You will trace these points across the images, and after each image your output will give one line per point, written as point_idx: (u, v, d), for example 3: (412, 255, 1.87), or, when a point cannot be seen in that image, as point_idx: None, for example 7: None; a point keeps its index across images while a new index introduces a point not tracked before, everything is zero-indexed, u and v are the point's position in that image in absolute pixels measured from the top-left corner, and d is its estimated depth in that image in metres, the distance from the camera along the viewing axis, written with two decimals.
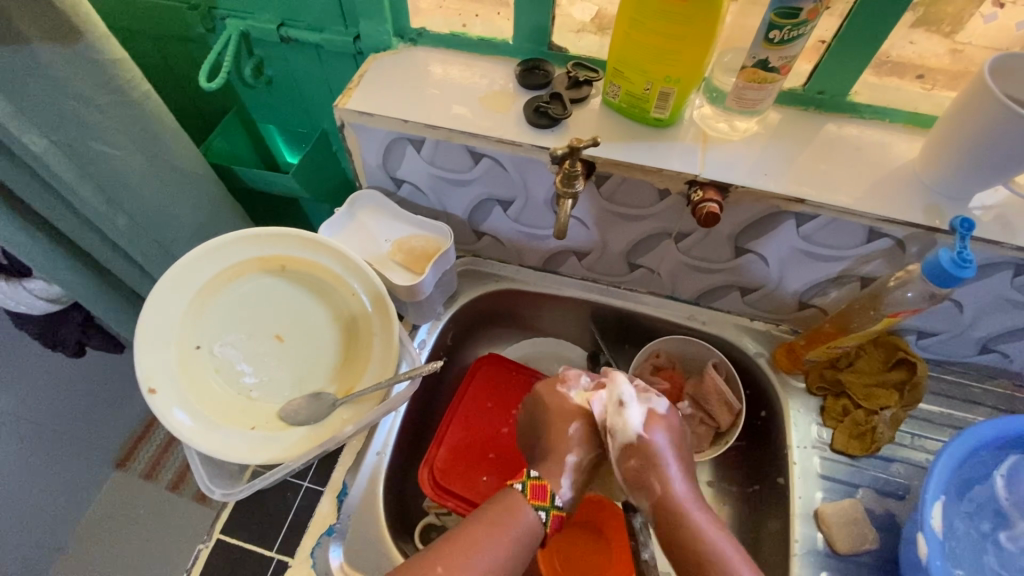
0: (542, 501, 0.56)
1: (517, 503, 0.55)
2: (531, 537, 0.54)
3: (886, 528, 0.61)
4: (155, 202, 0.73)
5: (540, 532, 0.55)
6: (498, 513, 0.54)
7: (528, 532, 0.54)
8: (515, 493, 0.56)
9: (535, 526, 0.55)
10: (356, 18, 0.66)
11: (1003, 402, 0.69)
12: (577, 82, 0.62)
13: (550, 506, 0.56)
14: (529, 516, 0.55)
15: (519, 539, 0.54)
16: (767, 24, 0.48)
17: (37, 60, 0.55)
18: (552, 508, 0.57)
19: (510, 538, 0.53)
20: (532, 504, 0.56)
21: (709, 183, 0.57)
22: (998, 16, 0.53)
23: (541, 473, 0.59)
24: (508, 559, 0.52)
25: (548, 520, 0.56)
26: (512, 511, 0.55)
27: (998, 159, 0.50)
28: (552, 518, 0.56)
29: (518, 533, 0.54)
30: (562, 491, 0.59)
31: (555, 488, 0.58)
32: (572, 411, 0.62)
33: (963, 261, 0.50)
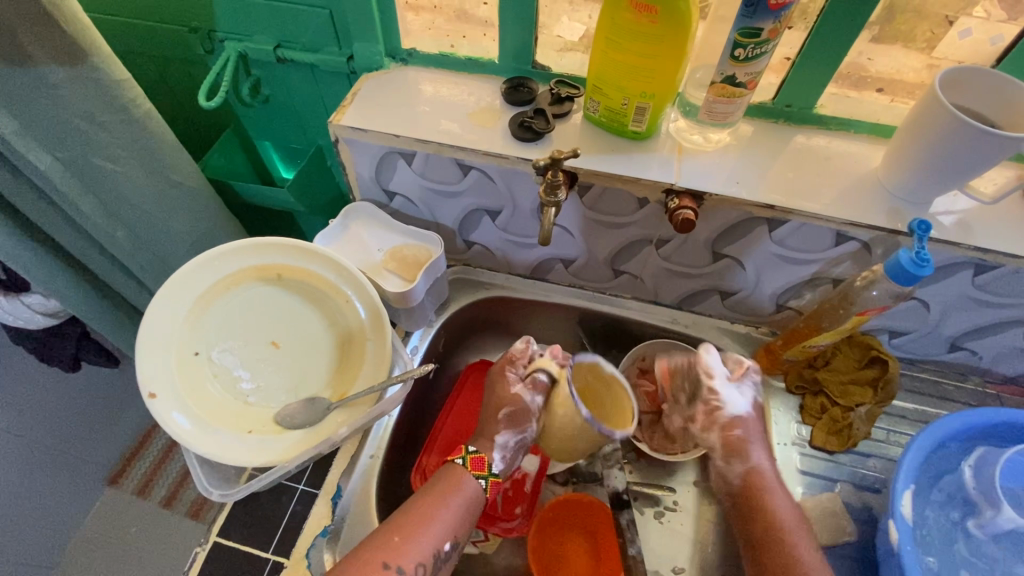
0: (482, 470, 0.59)
1: (456, 472, 0.59)
2: (474, 503, 0.58)
3: (864, 520, 0.64)
4: (154, 216, 0.75)
5: (479, 498, 0.59)
6: (439, 490, 0.57)
7: (470, 496, 0.58)
8: (456, 467, 0.59)
9: (475, 493, 0.58)
10: (350, 40, 0.70)
11: (975, 398, 0.72)
12: (560, 98, 0.65)
13: (489, 475, 0.59)
14: (467, 485, 0.58)
15: (460, 506, 0.57)
16: (732, 43, 0.52)
17: (44, 81, 0.57)
18: (491, 477, 0.60)
19: (448, 503, 0.57)
20: (474, 474, 0.59)
21: (685, 192, 0.60)
22: (972, 32, 0.57)
23: (480, 446, 0.61)
24: (454, 524, 0.56)
25: (490, 487, 0.59)
26: (451, 482, 0.58)
27: (953, 166, 0.53)
28: (495, 485, 0.60)
29: (458, 499, 0.57)
30: (496, 461, 0.60)
31: (493, 457, 0.60)
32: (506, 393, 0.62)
33: (921, 260, 0.53)
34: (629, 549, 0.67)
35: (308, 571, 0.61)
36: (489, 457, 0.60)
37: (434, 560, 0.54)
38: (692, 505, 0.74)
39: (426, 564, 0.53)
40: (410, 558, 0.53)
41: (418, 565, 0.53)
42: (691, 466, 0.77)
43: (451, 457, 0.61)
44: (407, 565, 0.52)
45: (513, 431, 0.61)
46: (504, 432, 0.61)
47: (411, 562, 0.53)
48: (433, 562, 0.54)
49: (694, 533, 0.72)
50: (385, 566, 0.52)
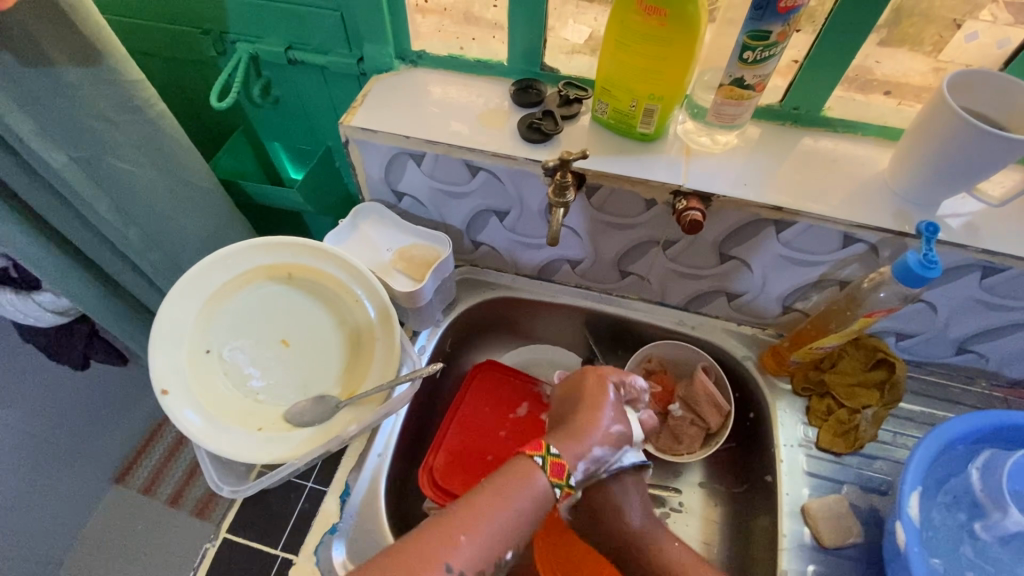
0: (559, 480, 0.55)
1: (527, 470, 0.54)
2: (544, 513, 0.54)
3: (871, 522, 0.63)
4: (165, 215, 0.76)
5: (548, 507, 0.55)
6: (509, 485, 0.53)
7: (542, 509, 0.54)
8: (527, 460, 0.55)
9: (549, 507, 0.54)
10: (361, 42, 0.70)
11: (982, 401, 0.72)
12: (568, 100, 0.66)
13: (547, 454, 0.55)
14: (540, 485, 0.54)
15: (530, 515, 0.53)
16: (741, 46, 0.52)
17: (61, 82, 0.58)
18: (565, 487, 0.55)
19: (515, 506, 0.52)
20: (551, 483, 0.54)
21: (692, 193, 0.60)
22: (978, 36, 0.57)
23: (562, 450, 0.56)
24: (519, 536, 0.53)
25: (563, 499, 0.55)
26: (521, 476, 0.54)
27: (962, 169, 0.54)
28: (566, 495, 0.56)
29: (531, 509, 0.53)
30: (577, 472, 0.56)
31: (573, 468, 0.56)
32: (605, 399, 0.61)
33: (929, 262, 0.53)
34: None
35: (315, 569, 0.61)
36: (570, 466, 0.56)
37: (492, 565, 0.51)
38: (697, 507, 0.75)
39: (483, 571, 0.51)
40: (470, 562, 0.50)
41: (475, 571, 0.50)
42: (697, 467, 0.77)
43: (526, 449, 0.56)
44: (465, 566, 0.49)
45: (612, 447, 0.58)
46: (600, 445, 0.58)
47: (470, 565, 0.50)
48: (490, 567, 0.51)
49: (699, 534, 0.73)
50: (443, 567, 0.48)
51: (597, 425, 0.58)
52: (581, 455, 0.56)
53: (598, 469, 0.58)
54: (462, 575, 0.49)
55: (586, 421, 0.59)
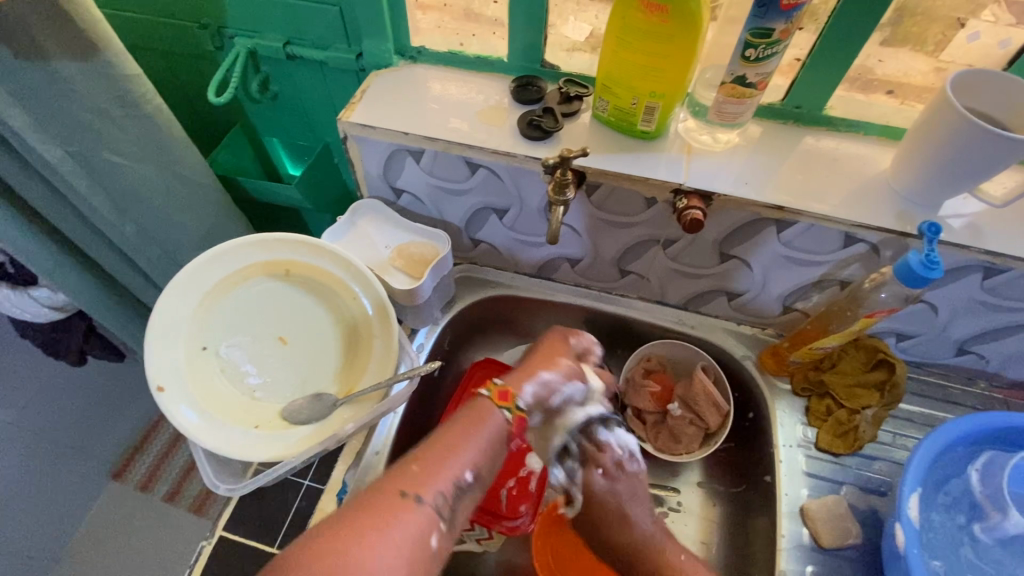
0: (505, 402, 0.57)
1: (482, 406, 0.56)
2: (499, 439, 0.55)
3: (870, 523, 0.63)
4: (161, 210, 0.75)
5: (504, 433, 0.56)
6: (465, 421, 0.55)
7: (495, 433, 0.55)
8: (482, 400, 0.57)
9: (502, 429, 0.55)
10: (360, 37, 0.70)
11: (982, 402, 0.72)
12: (569, 97, 0.65)
13: (513, 408, 0.57)
14: (495, 417, 0.56)
15: (485, 439, 0.54)
16: (743, 43, 0.52)
17: (57, 75, 0.58)
18: (515, 410, 0.57)
19: (476, 444, 0.53)
20: (497, 406, 0.56)
21: (693, 192, 0.60)
22: (979, 36, 0.56)
23: (507, 382, 0.59)
24: (478, 455, 0.53)
25: (513, 420, 0.56)
26: (477, 415, 0.55)
27: (964, 170, 0.53)
28: (517, 419, 0.57)
29: (484, 430, 0.54)
30: (524, 393, 0.58)
31: (517, 391, 0.58)
32: (563, 352, 0.64)
33: (931, 263, 0.53)
34: None
35: None
36: (516, 389, 0.58)
37: (455, 490, 0.50)
38: (696, 507, 0.75)
39: (447, 494, 0.49)
40: (432, 486, 0.49)
41: (438, 493, 0.49)
42: (696, 466, 0.77)
43: (478, 391, 0.58)
44: (427, 492, 0.48)
45: (560, 375, 0.60)
46: (549, 371, 0.60)
47: (432, 489, 0.49)
48: (454, 492, 0.50)
49: (697, 533, 0.73)
50: (404, 494, 0.47)
51: (550, 362, 0.61)
52: (525, 379, 0.59)
53: (547, 398, 0.60)
54: (427, 501, 0.48)
55: (539, 361, 0.62)
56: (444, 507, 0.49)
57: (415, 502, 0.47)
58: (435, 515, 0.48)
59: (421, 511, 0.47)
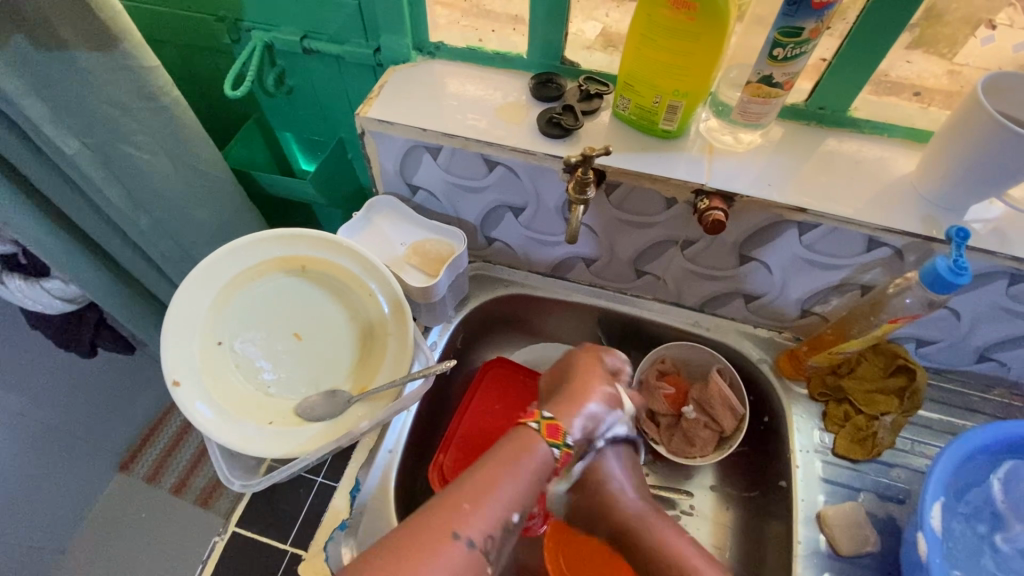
0: (556, 438, 0.55)
1: (529, 441, 0.54)
2: (545, 473, 0.54)
3: (887, 531, 0.63)
4: (176, 203, 0.75)
5: (551, 467, 0.54)
6: (512, 454, 0.53)
7: (540, 467, 0.54)
8: (531, 431, 0.55)
9: (547, 463, 0.54)
10: (378, 32, 0.69)
11: (1001, 410, 0.71)
12: (589, 95, 0.65)
13: (563, 445, 0.55)
14: (541, 451, 0.54)
15: (532, 477, 0.53)
16: (771, 42, 0.51)
17: (76, 65, 0.57)
18: (564, 447, 0.55)
19: (524, 482, 0.52)
20: (547, 441, 0.54)
21: (715, 193, 0.59)
22: (993, 39, 0.56)
23: (555, 413, 0.57)
24: (525, 495, 0.52)
25: (562, 457, 0.55)
26: (521, 446, 0.54)
27: (994, 174, 0.52)
28: (563, 456, 0.55)
29: (529, 466, 0.53)
30: (573, 429, 0.56)
31: (568, 426, 0.56)
32: (603, 376, 0.61)
33: (958, 268, 0.52)
34: None
35: (325, 566, 0.60)
36: (566, 424, 0.56)
37: (502, 530, 0.50)
38: (708, 510, 0.74)
39: (495, 537, 0.50)
40: (479, 528, 0.49)
41: (486, 537, 0.49)
42: (709, 470, 0.76)
43: (527, 419, 0.56)
44: (476, 534, 0.48)
45: (606, 406, 0.58)
46: (595, 402, 0.58)
47: (480, 532, 0.49)
48: (502, 532, 0.50)
49: (710, 538, 0.73)
50: (453, 536, 0.48)
51: (594, 386, 0.59)
52: (574, 412, 0.57)
53: (595, 429, 0.58)
54: (475, 544, 0.48)
55: (581, 382, 0.60)
56: (491, 547, 0.49)
57: (466, 545, 0.48)
58: (482, 557, 0.48)
59: (473, 556, 0.47)
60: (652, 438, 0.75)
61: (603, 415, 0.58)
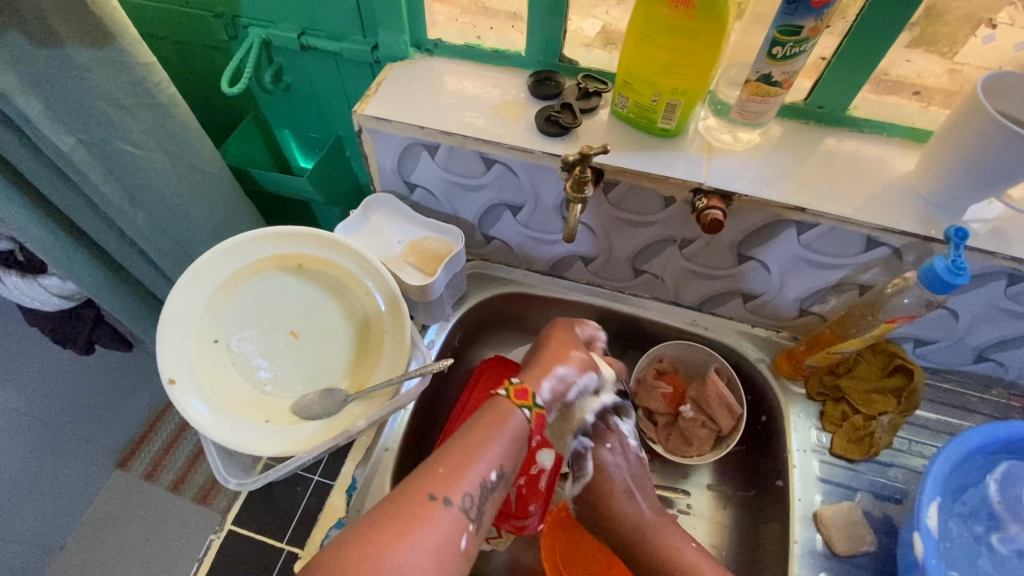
0: (526, 401, 0.58)
1: (501, 404, 0.58)
2: (519, 435, 0.57)
3: (884, 531, 0.63)
4: (173, 201, 0.75)
5: (525, 431, 0.57)
6: (488, 419, 0.57)
7: (517, 431, 0.57)
8: (501, 398, 0.58)
9: (521, 425, 0.57)
10: (376, 29, 0.69)
11: (999, 411, 0.71)
12: (587, 93, 0.64)
13: (534, 405, 0.58)
14: (515, 415, 0.57)
15: (509, 437, 0.56)
16: (770, 41, 0.51)
17: (71, 62, 0.57)
18: (535, 408, 0.58)
19: (499, 443, 0.55)
20: (518, 405, 0.58)
21: (714, 192, 0.59)
22: (994, 37, 0.56)
23: (524, 381, 0.61)
24: (502, 454, 0.55)
25: (533, 417, 0.57)
26: (498, 415, 0.57)
27: (993, 173, 0.52)
28: (537, 416, 0.58)
29: (504, 427, 0.56)
30: (541, 391, 0.61)
31: (535, 389, 0.60)
32: (576, 344, 0.65)
33: (957, 269, 0.52)
34: None
35: None
36: (534, 389, 0.60)
37: (482, 490, 0.53)
38: (706, 509, 0.74)
39: (474, 495, 0.52)
40: (457, 489, 0.51)
41: (465, 496, 0.51)
42: (706, 469, 0.76)
43: (496, 390, 0.60)
44: (454, 494, 0.51)
45: (576, 368, 0.63)
46: (562, 366, 0.63)
47: (458, 492, 0.51)
48: (481, 492, 0.53)
49: (707, 537, 0.73)
50: (433, 497, 0.50)
51: (562, 353, 0.64)
52: (542, 376, 0.62)
53: (562, 393, 0.62)
54: (454, 503, 0.50)
55: (551, 352, 0.64)
56: (471, 507, 0.51)
57: (443, 504, 0.50)
58: (463, 516, 0.51)
59: (452, 514, 0.50)
60: (650, 437, 0.75)
61: (576, 378, 0.63)
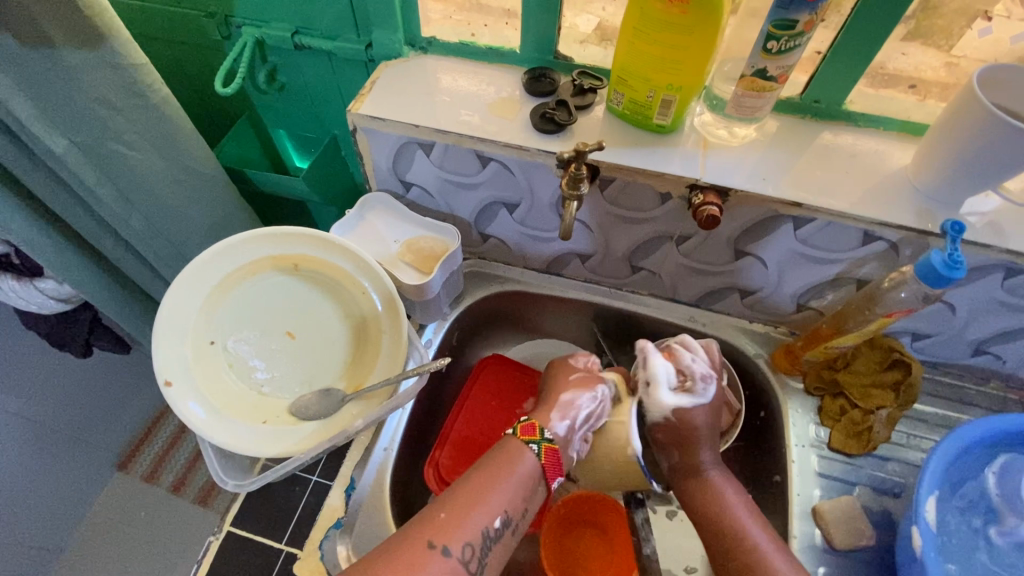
0: (533, 436, 0.59)
1: (512, 446, 0.58)
2: (528, 477, 0.57)
3: (883, 525, 0.63)
4: (167, 202, 0.75)
5: (536, 470, 0.58)
6: (497, 462, 0.57)
7: (524, 473, 0.57)
8: (509, 438, 0.59)
9: (530, 466, 0.57)
10: (369, 27, 0.68)
11: (996, 403, 0.71)
12: (582, 89, 0.64)
13: (542, 440, 0.59)
14: (523, 454, 0.58)
15: (517, 481, 0.56)
16: (765, 35, 0.50)
17: (62, 64, 0.57)
18: (543, 441, 0.59)
19: (506, 486, 0.55)
20: (525, 440, 0.58)
21: (709, 188, 0.59)
22: (991, 30, 0.55)
23: (532, 416, 0.61)
24: (508, 500, 0.55)
25: (543, 453, 0.58)
26: (508, 456, 0.57)
27: (989, 166, 0.52)
28: (548, 451, 0.58)
29: (511, 473, 0.56)
30: (555, 426, 0.60)
31: (545, 423, 0.60)
32: (589, 375, 0.65)
33: (953, 262, 0.52)
34: (643, 548, 0.64)
35: (321, 564, 0.60)
36: (542, 422, 0.60)
37: (484, 538, 0.53)
38: None
39: (474, 546, 0.52)
40: (456, 537, 0.51)
41: (465, 546, 0.51)
42: None
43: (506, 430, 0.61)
44: (453, 544, 0.51)
45: (581, 390, 0.63)
46: (569, 393, 0.63)
47: (458, 541, 0.51)
48: (482, 542, 0.53)
49: None
50: (430, 545, 0.50)
51: (567, 382, 0.64)
52: (551, 412, 0.61)
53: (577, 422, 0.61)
54: (452, 554, 0.51)
55: (558, 385, 0.65)
56: (471, 558, 0.51)
57: (441, 554, 0.50)
58: (461, 566, 0.51)
59: (450, 564, 0.50)
60: None
61: (587, 400, 0.62)
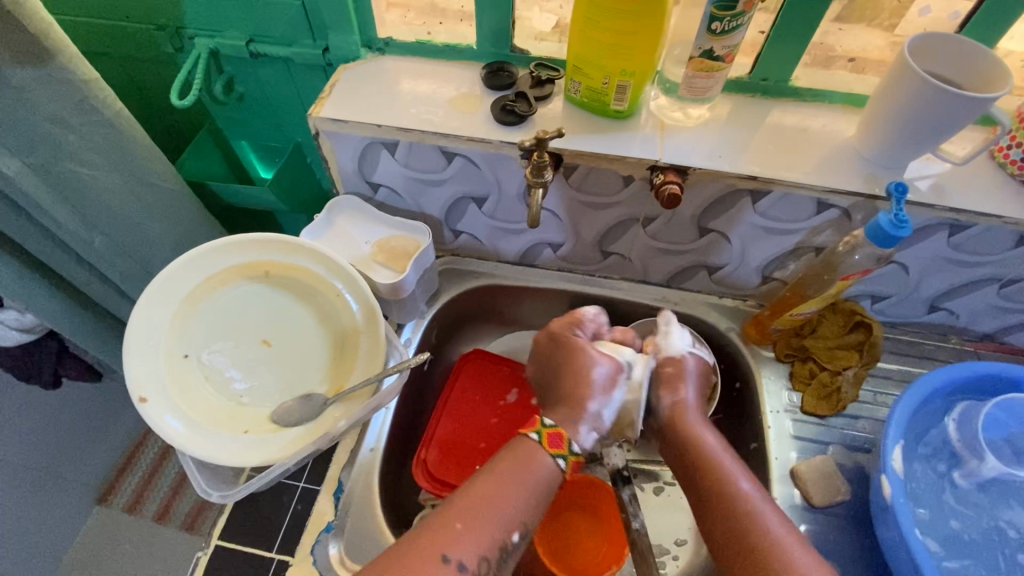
0: (560, 450, 0.59)
1: (534, 450, 0.58)
2: (547, 486, 0.57)
3: (857, 480, 0.66)
4: (130, 220, 0.73)
5: (554, 476, 0.58)
6: (516, 468, 0.57)
7: (543, 478, 0.57)
8: (530, 442, 0.59)
9: (551, 471, 0.58)
10: (324, 31, 0.68)
11: (954, 356, 0.75)
12: (541, 81, 0.66)
13: (568, 454, 0.59)
14: (547, 462, 0.58)
15: (534, 489, 0.57)
16: (708, 17, 0.52)
17: (7, 83, 0.55)
18: (570, 455, 0.59)
19: (525, 494, 0.56)
20: (550, 452, 0.58)
21: (669, 167, 0.60)
22: (930, 10, 0.59)
23: (557, 421, 0.60)
24: (525, 512, 0.55)
25: (570, 467, 0.58)
26: (527, 462, 0.57)
27: (926, 131, 0.55)
28: (573, 464, 0.59)
29: (530, 480, 0.57)
30: (581, 437, 0.60)
31: (573, 435, 0.59)
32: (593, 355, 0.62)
33: (899, 222, 0.54)
34: (633, 524, 0.64)
35: (314, 569, 0.60)
36: (569, 434, 0.59)
37: (500, 551, 0.53)
38: None
39: (490, 558, 0.52)
40: (471, 550, 0.52)
41: (479, 560, 0.52)
42: None
43: (529, 432, 0.60)
44: (467, 557, 0.51)
45: (604, 393, 0.61)
46: (595, 403, 0.60)
47: (474, 556, 0.52)
48: (498, 554, 0.53)
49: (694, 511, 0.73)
50: (446, 559, 0.50)
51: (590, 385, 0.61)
52: (579, 422, 0.60)
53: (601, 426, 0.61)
54: (467, 567, 0.51)
55: (575, 387, 0.61)
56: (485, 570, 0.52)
57: (456, 568, 0.50)
58: None
59: None
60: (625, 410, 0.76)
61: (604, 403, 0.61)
